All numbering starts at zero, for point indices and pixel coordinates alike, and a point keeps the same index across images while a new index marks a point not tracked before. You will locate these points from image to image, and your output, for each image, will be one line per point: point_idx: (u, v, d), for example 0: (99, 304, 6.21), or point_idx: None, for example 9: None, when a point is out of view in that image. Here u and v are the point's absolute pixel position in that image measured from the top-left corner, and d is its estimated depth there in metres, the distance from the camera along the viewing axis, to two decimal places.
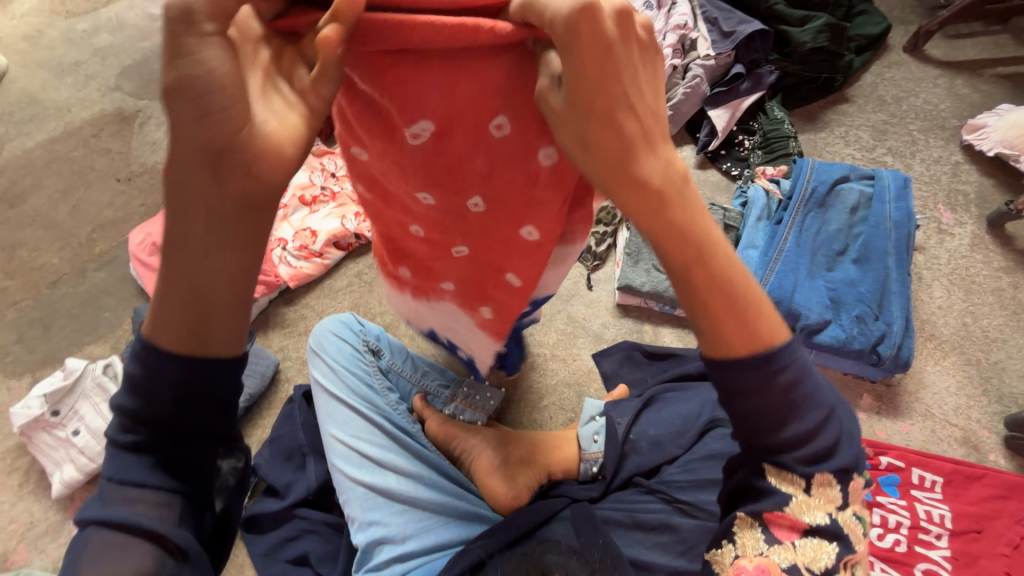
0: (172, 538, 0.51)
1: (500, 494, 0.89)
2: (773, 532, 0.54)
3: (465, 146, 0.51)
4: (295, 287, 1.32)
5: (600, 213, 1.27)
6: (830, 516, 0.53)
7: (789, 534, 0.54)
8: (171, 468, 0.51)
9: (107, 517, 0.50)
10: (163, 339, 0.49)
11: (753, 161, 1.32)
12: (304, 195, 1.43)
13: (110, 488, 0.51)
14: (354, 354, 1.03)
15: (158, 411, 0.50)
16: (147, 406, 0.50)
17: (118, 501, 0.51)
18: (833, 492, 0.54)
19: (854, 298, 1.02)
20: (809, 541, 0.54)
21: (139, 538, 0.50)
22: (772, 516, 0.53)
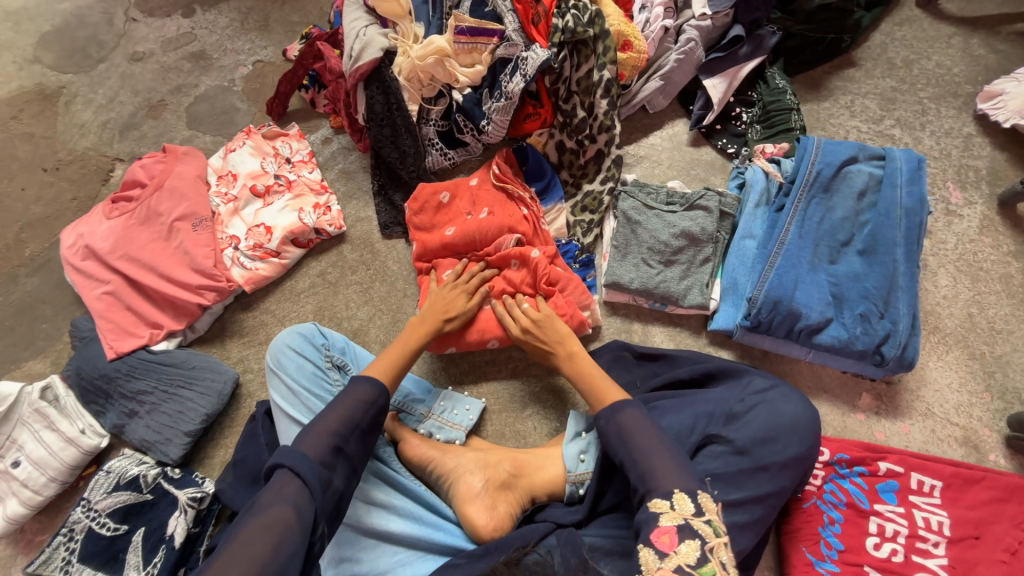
0: (288, 512, 0.68)
1: (480, 525, 0.81)
2: (656, 544, 0.66)
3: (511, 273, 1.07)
4: (251, 291, 1.20)
5: (586, 198, 1.18)
6: (684, 519, 0.67)
7: (670, 543, 0.66)
8: (290, 504, 0.69)
9: (260, 514, 0.67)
10: (316, 449, 0.74)
11: (751, 137, 1.19)
12: (255, 185, 1.28)
13: (252, 521, 0.67)
14: (316, 373, 0.98)
15: (274, 490, 0.70)
16: (277, 494, 0.70)
17: (260, 523, 0.66)
18: (687, 504, 0.68)
19: (858, 295, 0.94)
20: (685, 545, 0.65)
21: (278, 519, 0.67)
22: (652, 533, 0.67)
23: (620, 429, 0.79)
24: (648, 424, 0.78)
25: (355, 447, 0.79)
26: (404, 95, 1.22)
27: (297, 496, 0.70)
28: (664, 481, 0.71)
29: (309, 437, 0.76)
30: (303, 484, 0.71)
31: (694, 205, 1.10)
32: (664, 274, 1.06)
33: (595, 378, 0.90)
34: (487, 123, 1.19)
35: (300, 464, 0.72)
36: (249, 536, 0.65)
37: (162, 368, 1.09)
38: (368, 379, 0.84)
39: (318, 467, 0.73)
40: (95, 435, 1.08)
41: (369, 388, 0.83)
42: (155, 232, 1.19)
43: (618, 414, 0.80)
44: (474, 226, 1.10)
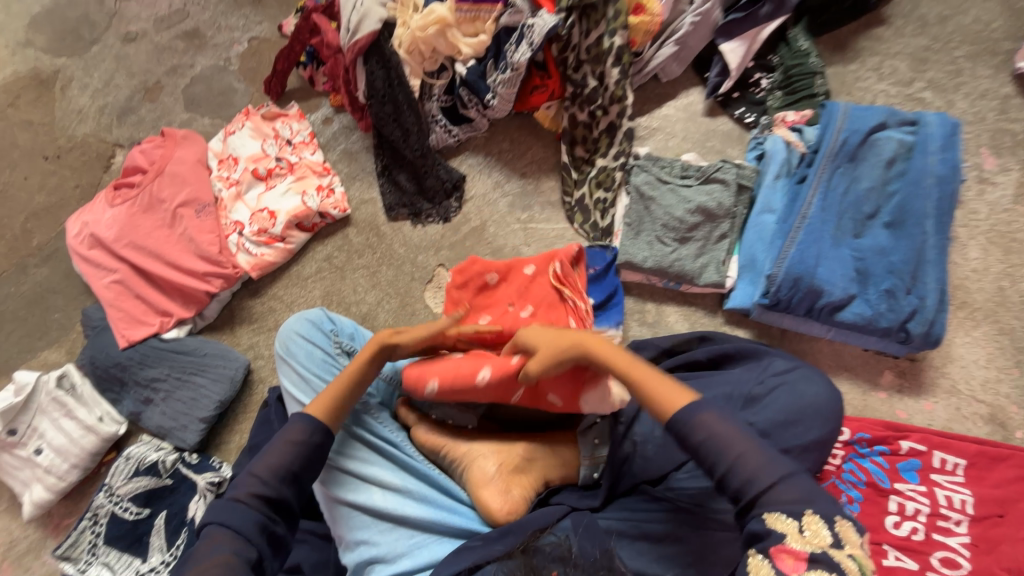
0: (226, 557, 0.69)
1: (494, 509, 0.81)
2: (779, 562, 0.61)
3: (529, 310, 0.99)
4: (258, 278, 1.19)
5: (599, 174, 1.13)
6: (823, 550, 0.61)
7: (795, 565, 0.61)
8: (228, 547, 0.70)
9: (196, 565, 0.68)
10: (250, 496, 0.74)
11: (771, 104, 1.13)
12: (257, 168, 1.25)
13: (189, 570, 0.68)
14: (326, 359, 0.98)
15: (217, 539, 0.71)
16: (219, 541, 0.70)
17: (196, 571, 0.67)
18: (823, 530, 0.62)
19: (884, 270, 0.90)
20: (813, 572, 0.60)
21: (214, 565, 0.68)
22: (776, 548, 0.61)
23: (702, 437, 0.68)
24: (728, 427, 0.68)
25: (293, 491, 0.77)
26: (406, 69, 1.17)
27: (235, 540, 0.70)
28: (791, 500, 0.63)
29: (242, 484, 0.75)
30: (236, 531, 0.71)
31: (711, 178, 1.05)
32: (679, 252, 1.02)
33: (651, 373, 0.75)
34: (492, 96, 1.14)
35: (231, 516, 0.72)
36: None
37: (174, 356, 1.09)
38: (304, 419, 0.80)
39: (251, 517, 0.72)
40: (113, 421, 1.09)
41: (303, 428, 0.80)
42: (159, 220, 1.18)
43: (693, 417, 0.69)
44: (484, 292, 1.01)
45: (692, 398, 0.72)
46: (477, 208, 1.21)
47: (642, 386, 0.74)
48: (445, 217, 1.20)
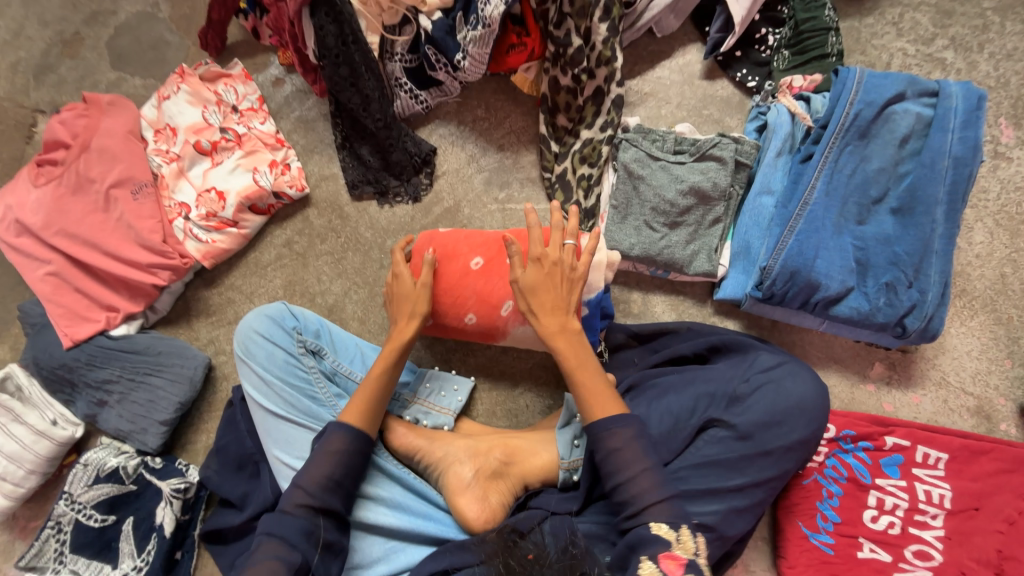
0: (272, 561, 0.67)
1: (471, 517, 0.78)
2: (661, 563, 0.63)
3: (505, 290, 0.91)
4: (211, 266, 1.08)
5: (585, 147, 1.02)
6: (693, 555, 0.64)
7: (675, 569, 0.62)
8: (276, 552, 0.67)
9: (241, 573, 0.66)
10: (296, 508, 0.71)
11: (777, 66, 1.01)
12: (199, 141, 1.10)
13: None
14: (288, 360, 0.90)
15: (265, 548, 0.68)
16: (271, 550, 0.68)
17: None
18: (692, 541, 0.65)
19: (885, 262, 0.84)
20: None
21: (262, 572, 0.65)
22: (661, 554, 0.63)
23: (613, 447, 0.70)
24: (638, 450, 0.70)
25: (337, 501, 0.74)
26: (362, 23, 1.01)
27: (280, 552, 0.68)
28: (659, 508, 0.67)
29: (291, 498, 0.72)
30: (285, 542, 0.68)
31: (706, 155, 0.95)
32: (669, 238, 0.94)
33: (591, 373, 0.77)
34: (462, 57, 0.99)
35: (281, 524, 0.70)
36: None
37: (125, 355, 1.01)
38: (341, 426, 0.77)
39: (298, 525, 0.70)
40: (69, 424, 1.03)
41: (342, 438, 0.76)
42: (91, 203, 1.05)
43: (609, 432, 0.71)
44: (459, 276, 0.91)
45: (615, 412, 0.73)
46: (450, 185, 1.10)
47: (576, 387, 0.76)
48: (415, 196, 1.09)
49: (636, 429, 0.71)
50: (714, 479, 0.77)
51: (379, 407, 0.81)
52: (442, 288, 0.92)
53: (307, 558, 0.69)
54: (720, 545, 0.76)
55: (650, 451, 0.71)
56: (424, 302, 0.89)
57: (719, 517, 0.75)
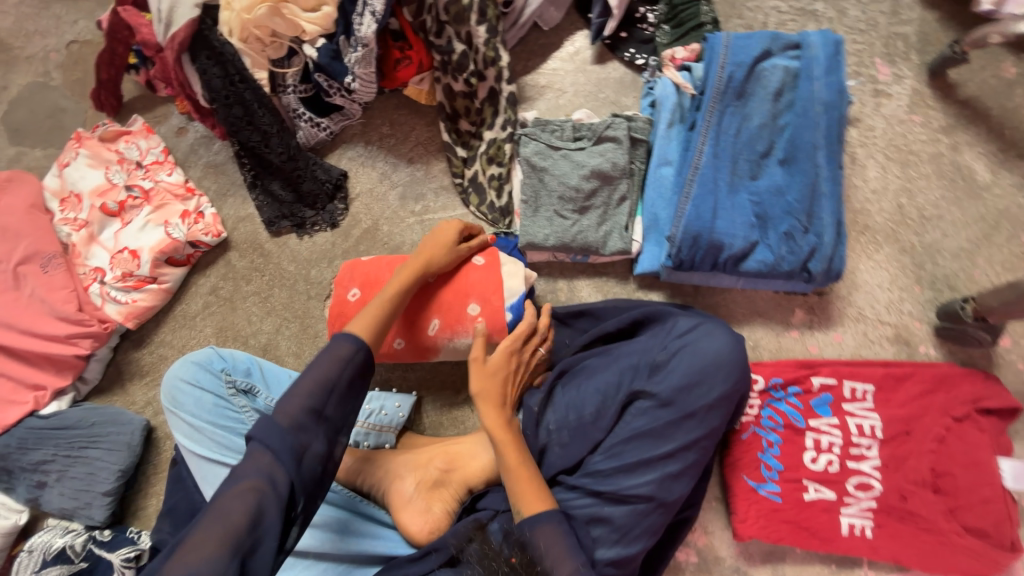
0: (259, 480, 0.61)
1: (415, 531, 0.78)
2: None
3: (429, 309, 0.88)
4: (137, 326, 1.07)
5: (490, 148, 1.03)
6: None
7: None
8: (263, 471, 0.62)
9: (231, 487, 0.61)
10: (291, 417, 0.65)
11: (660, 42, 1.03)
12: (106, 203, 1.08)
13: (218, 501, 0.60)
14: (218, 404, 0.89)
15: (254, 464, 0.62)
16: (255, 470, 0.62)
17: (232, 496, 0.60)
18: None
19: (781, 211, 0.87)
20: None
21: (249, 491, 0.60)
22: None
23: (533, 547, 0.70)
24: (562, 548, 0.69)
25: (336, 413, 0.68)
26: (246, 62, 1.00)
27: (268, 469, 0.62)
28: None
29: (284, 406, 0.65)
30: (275, 456, 0.62)
31: (603, 136, 0.97)
32: (581, 223, 0.96)
33: (526, 472, 0.75)
34: (351, 79, 0.99)
35: (269, 434, 0.63)
36: (219, 507, 0.60)
37: (59, 432, 0.99)
38: (351, 335, 0.72)
39: (287, 441, 0.63)
40: (12, 511, 0.99)
41: (342, 351, 0.70)
42: (0, 283, 1.02)
43: (533, 532, 0.70)
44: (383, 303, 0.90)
45: (547, 506, 0.72)
46: (366, 206, 1.10)
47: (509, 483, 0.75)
48: (332, 222, 1.09)
49: (558, 522, 0.71)
50: (644, 449, 0.78)
51: (382, 334, 0.76)
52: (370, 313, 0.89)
53: (297, 480, 0.63)
54: (663, 513, 0.77)
55: (574, 544, 0.70)
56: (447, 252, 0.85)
57: (656, 486, 0.77)
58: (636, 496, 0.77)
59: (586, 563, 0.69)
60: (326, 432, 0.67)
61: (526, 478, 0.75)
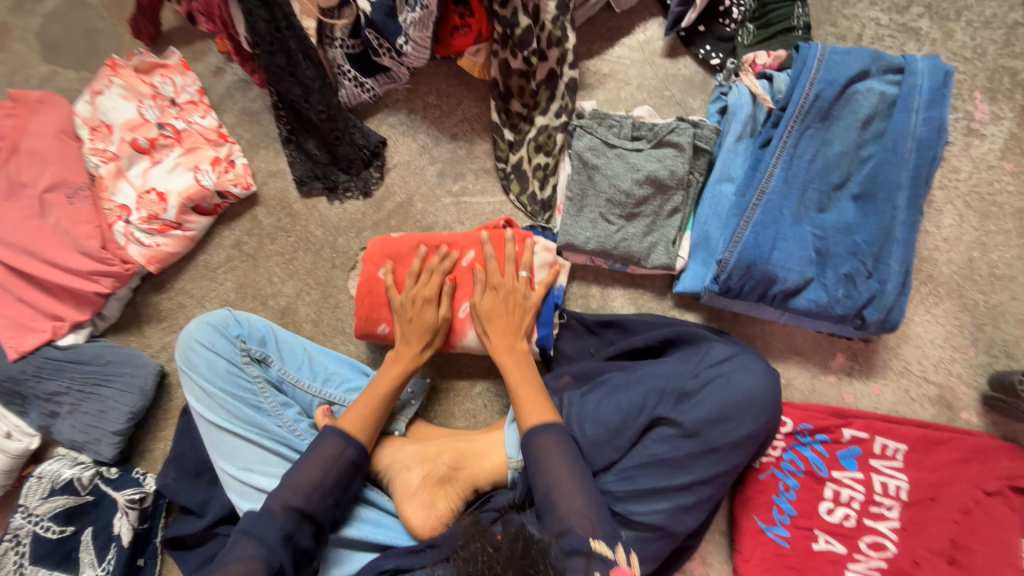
0: (317, 476, 0.75)
1: (417, 525, 0.78)
2: None
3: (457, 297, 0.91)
4: (158, 271, 1.05)
5: (541, 135, 0.98)
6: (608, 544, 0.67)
7: None
8: (319, 465, 0.76)
9: (297, 468, 0.75)
10: (327, 449, 0.77)
11: (741, 42, 0.94)
12: (136, 138, 1.04)
13: (284, 488, 0.74)
14: (231, 370, 0.88)
15: (311, 465, 0.75)
16: (314, 468, 0.75)
17: (299, 485, 0.74)
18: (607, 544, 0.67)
19: (845, 251, 0.81)
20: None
21: (315, 475, 0.75)
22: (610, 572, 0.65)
23: (536, 459, 0.74)
24: (565, 460, 0.73)
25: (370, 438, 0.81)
26: (296, 8, 0.95)
27: (325, 463, 0.76)
28: (581, 528, 0.68)
29: (323, 441, 0.78)
30: (333, 454, 0.77)
31: (664, 141, 0.90)
32: (625, 231, 0.91)
33: (531, 389, 0.82)
34: (403, 41, 0.93)
35: (259, 523, 0.71)
36: (293, 481, 0.74)
37: (73, 366, 0.99)
38: (335, 433, 0.78)
39: (276, 525, 0.71)
40: (24, 435, 1.01)
41: (338, 443, 0.77)
42: (26, 209, 1.00)
43: (538, 441, 0.75)
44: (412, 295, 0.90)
45: (545, 418, 0.78)
46: (401, 178, 1.05)
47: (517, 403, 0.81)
48: (365, 191, 1.05)
49: (563, 433, 0.76)
50: (660, 477, 0.76)
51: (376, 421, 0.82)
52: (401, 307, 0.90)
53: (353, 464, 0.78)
54: (669, 541, 0.76)
55: (576, 464, 0.74)
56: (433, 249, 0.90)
57: (667, 516, 0.75)
58: (644, 523, 0.75)
59: (588, 481, 0.73)
60: (336, 481, 0.76)
61: (531, 398, 0.81)
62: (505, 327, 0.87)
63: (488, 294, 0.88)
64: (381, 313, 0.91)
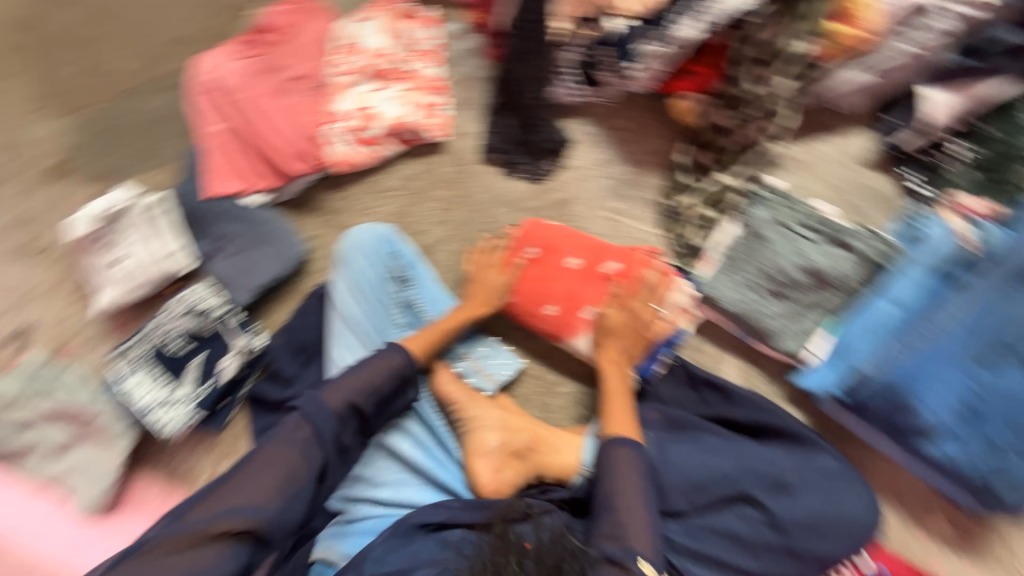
0: (373, 381, 0.81)
1: (483, 483, 0.82)
2: None
3: (583, 287, 0.97)
4: (340, 174, 1.20)
5: (715, 190, 1.02)
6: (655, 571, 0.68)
7: None
8: (376, 374, 0.82)
9: (354, 368, 0.82)
10: (388, 360, 0.84)
11: (954, 180, 0.94)
12: (377, 64, 1.21)
13: (338, 383, 0.80)
14: (378, 279, 0.98)
15: (369, 370, 0.82)
16: (374, 379, 0.82)
17: (354, 386, 0.80)
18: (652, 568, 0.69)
19: (999, 415, 0.79)
20: None
21: (370, 381, 0.81)
22: None
23: (605, 463, 0.78)
24: (634, 476, 0.76)
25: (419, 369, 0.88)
26: (556, 8, 1.06)
27: (381, 376, 0.82)
28: (635, 543, 0.70)
29: (385, 356, 0.84)
30: (389, 367, 0.84)
31: (840, 239, 0.92)
32: (768, 306, 0.93)
33: (618, 404, 0.86)
34: (636, 67, 1.03)
35: (318, 412, 0.76)
36: (351, 380, 0.80)
37: (251, 221, 1.15)
38: (400, 349, 0.86)
39: (330, 418, 0.76)
40: (187, 258, 1.15)
41: (402, 357, 0.85)
42: (271, 86, 1.20)
43: (610, 449, 0.78)
44: (545, 270, 0.98)
45: (622, 434, 0.80)
46: (571, 179, 1.14)
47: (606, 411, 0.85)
48: (535, 176, 1.14)
49: (635, 452, 0.78)
50: (727, 550, 0.78)
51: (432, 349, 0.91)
52: (535, 277, 0.98)
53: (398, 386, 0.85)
54: None
55: (641, 479, 0.76)
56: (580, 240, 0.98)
57: None
58: None
59: (652, 510, 0.75)
60: (385, 393, 0.83)
61: (618, 412, 0.85)
62: (627, 339, 0.92)
63: (620, 313, 0.93)
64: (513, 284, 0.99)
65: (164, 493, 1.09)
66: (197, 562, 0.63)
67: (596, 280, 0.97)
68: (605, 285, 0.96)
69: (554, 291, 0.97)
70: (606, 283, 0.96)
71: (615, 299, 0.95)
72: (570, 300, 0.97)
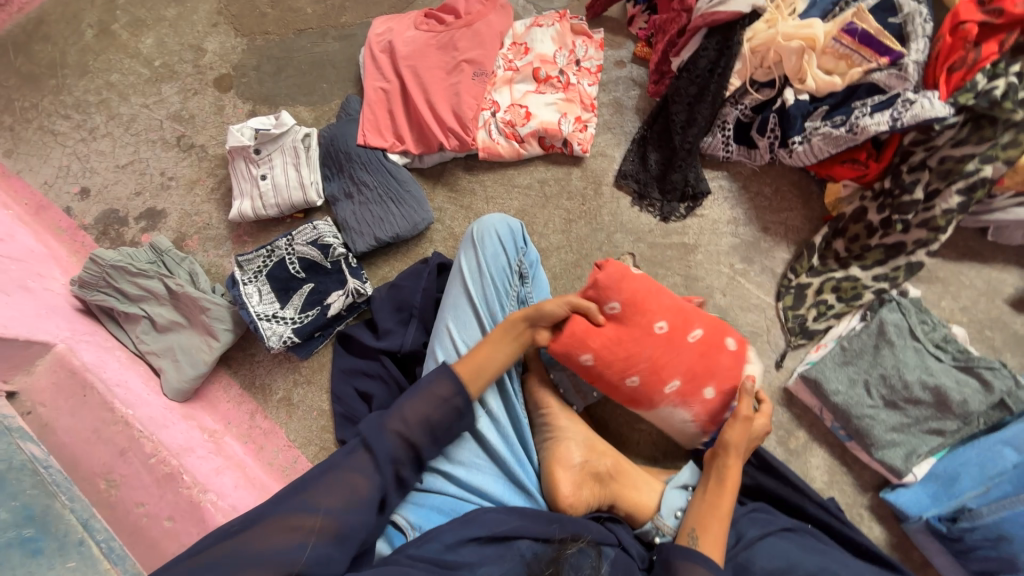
0: (430, 409, 0.76)
1: (561, 494, 0.82)
2: None
3: (669, 358, 0.86)
4: (480, 159, 1.25)
5: (845, 281, 1.02)
6: None
7: None
8: (433, 401, 0.77)
9: (412, 394, 0.77)
10: (442, 388, 0.78)
11: None
12: (539, 69, 1.26)
13: (398, 411, 0.75)
14: (503, 269, 0.96)
15: (426, 398, 0.77)
16: (431, 408, 0.76)
17: (413, 412, 0.75)
18: None
19: None
20: None
21: (426, 408, 0.76)
22: None
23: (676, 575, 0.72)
24: None
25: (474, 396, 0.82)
26: (737, 65, 1.08)
27: (439, 404, 0.77)
28: None
29: (438, 381, 0.78)
30: (449, 395, 0.78)
31: (970, 367, 0.91)
32: (878, 411, 0.92)
33: (712, 514, 0.79)
34: (800, 141, 1.04)
35: (375, 438, 0.72)
36: (411, 408, 0.76)
37: (388, 177, 1.21)
38: (449, 375, 0.79)
39: (388, 448, 0.72)
40: (317, 193, 1.23)
41: (449, 387, 0.78)
42: (445, 62, 1.27)
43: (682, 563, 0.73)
44: (632, 332, 0.86)
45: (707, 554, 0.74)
46: (700, 228, 1.14)
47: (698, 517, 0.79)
48: (664, 216, 1.16)
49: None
50: None
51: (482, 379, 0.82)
52: (626, 337, 0.86)
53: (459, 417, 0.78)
54: None
55: None
56: (666, 301, 0.88)
57: None
58: None
59: None
60: (442, 420, 0.77)
61: (716, 521, 0.78)
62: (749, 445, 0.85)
63: (739, 426, 0.84)
64: (593, 341, 0.85)
65: (240, 398, 1.14)
66: (276, 548, 0.63)
67: (680, 351, 0.86)
68: (691, 361, 0.86)
69: (641, 359, 0.85)
70: (690, 356, 0.86)
71: (698, 381, 0.87)
72: (655, 373, 0.86)
